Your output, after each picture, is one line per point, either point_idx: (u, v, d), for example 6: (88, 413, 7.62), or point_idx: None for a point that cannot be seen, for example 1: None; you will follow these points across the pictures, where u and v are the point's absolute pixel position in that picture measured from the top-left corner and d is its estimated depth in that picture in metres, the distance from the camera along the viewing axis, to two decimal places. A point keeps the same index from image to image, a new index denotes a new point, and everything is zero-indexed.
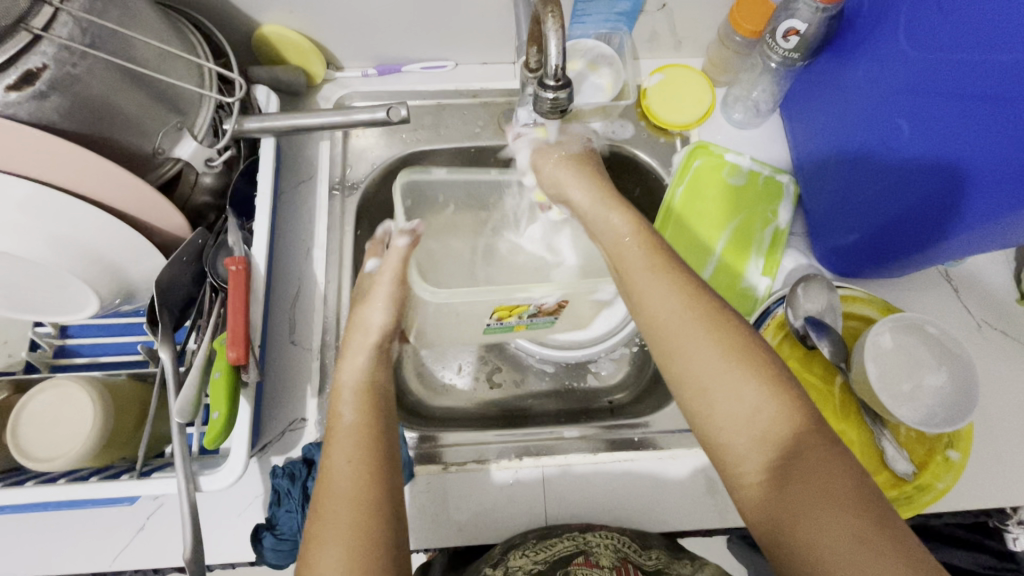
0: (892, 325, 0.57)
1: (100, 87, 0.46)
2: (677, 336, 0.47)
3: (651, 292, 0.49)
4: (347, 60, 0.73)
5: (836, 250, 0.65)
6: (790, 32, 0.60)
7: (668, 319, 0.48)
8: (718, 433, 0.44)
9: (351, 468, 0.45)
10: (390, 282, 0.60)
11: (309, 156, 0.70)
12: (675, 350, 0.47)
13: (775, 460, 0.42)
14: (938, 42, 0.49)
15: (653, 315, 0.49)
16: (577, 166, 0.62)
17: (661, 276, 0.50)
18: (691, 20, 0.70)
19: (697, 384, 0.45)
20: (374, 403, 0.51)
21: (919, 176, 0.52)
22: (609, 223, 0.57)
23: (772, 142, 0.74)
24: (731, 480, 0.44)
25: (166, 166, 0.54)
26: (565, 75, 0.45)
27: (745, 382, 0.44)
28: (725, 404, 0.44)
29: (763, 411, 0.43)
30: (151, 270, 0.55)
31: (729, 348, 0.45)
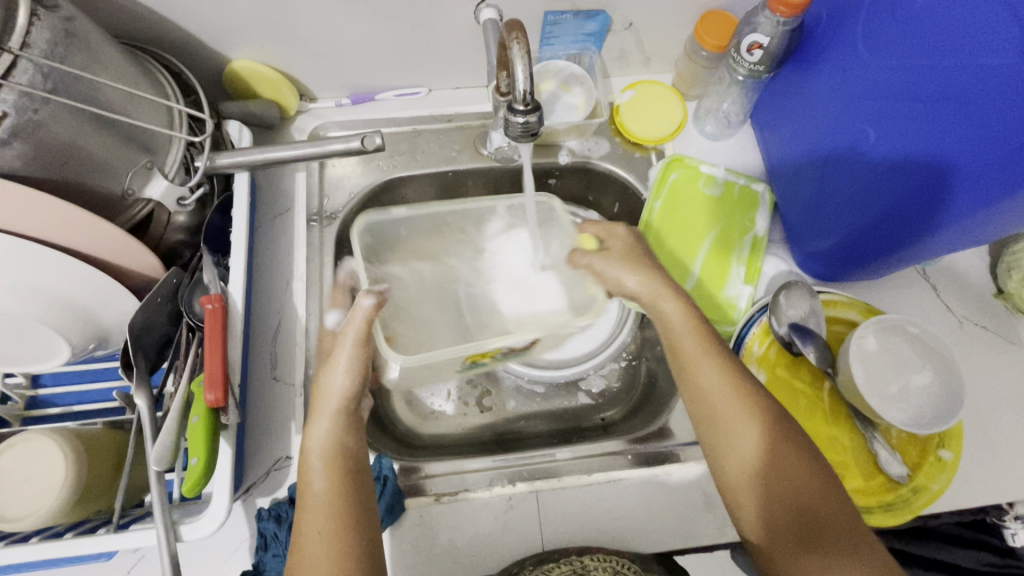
0: (876, 326, 0.58)
1: (64, 131, 0.45)
2: (721, 408, 0.49)
3: (700, 369, 0.51)
4: (320, 91, 0.73)
5: (814, 255, 0.66)
6: (754, 45, 0.61)
7: (714, 393, 0.50)
8: (748, 514, 0.47)
9: (320, 543, 0.44)
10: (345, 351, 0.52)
11: (285, 187, 0.69)
12: (716, 421, 0.49)
13: (807, 531, 0.45)
14: (893, 50, 0.50)
15: (699, 390, 0.51)
16: (629, 251, 0.61)
17: (710, 354, 0.51)
18: (658, 38, 0.71)
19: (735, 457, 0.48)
20: (345, 471, 0.48)
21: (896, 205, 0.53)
22: (658, 308, 0.56)
23: (745, 151, 0.75)
24: (753, 541, 0.47)
25: (137, 207, 0.53)
26: (534, 100, 0.45)
27: (786, 461, 0.46)
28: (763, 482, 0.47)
29: (795, 483, 0.46)
30: (125, 312, 0.54)
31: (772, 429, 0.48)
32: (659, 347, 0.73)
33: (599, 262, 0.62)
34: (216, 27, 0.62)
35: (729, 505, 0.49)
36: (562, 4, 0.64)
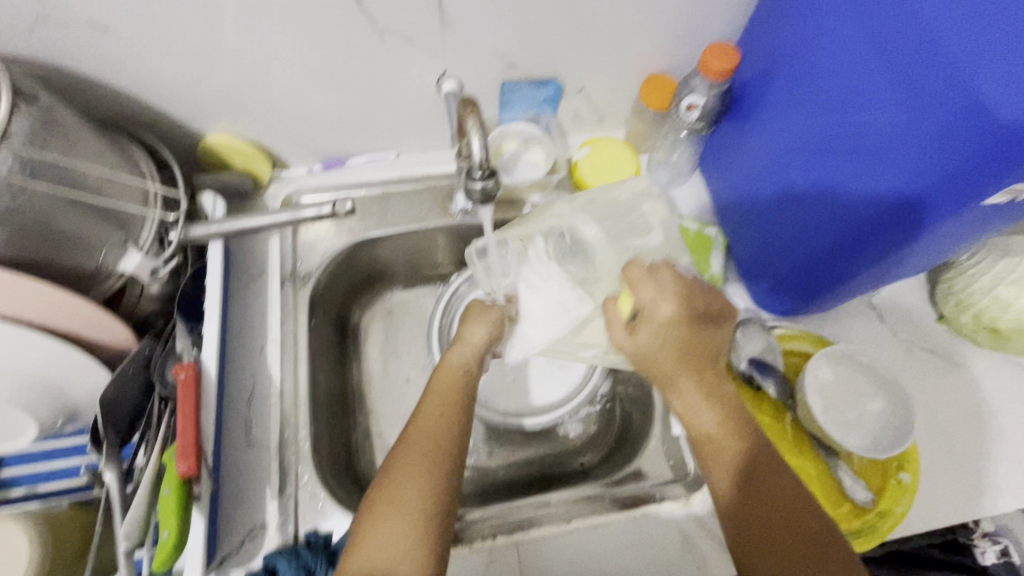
0: (828, 357, 0.61)
1: (38, 214, 0.47)
2: (737, 498, 0.52)
3: (716, 460, 0.55)
4: (292, 160, 0.77)
5: (770, 291, 0.70)
6: (691, 106, 0.67)
7: (726, 481, 0.54)
8: None
9: (431, 416, 0.57)
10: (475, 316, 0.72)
11: (259, 252, 0.71)
12: (734, 508, 0.52)
13: None
14: (815, 103, 0.55)
15: (718, 482, 0.54)
16: (660, 329, 0.59)
17: (727, 443, 0.55)
18: (608, 100, 0.78)
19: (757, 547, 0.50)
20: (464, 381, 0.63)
21: (838, 246, 0.57)
22: (680, 401, 0.59)
23: (696, 198, 0.80)
24: None
25: (113, 279, 0.55)
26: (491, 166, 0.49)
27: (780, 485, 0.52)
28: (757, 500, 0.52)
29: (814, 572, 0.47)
30: (95, 385, 0.54)
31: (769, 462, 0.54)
32: (631, 389, 0.75)
33: (622, 334, 0.62)
34: (191, 106, 0.65)
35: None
36: (517, 74, 0.70)
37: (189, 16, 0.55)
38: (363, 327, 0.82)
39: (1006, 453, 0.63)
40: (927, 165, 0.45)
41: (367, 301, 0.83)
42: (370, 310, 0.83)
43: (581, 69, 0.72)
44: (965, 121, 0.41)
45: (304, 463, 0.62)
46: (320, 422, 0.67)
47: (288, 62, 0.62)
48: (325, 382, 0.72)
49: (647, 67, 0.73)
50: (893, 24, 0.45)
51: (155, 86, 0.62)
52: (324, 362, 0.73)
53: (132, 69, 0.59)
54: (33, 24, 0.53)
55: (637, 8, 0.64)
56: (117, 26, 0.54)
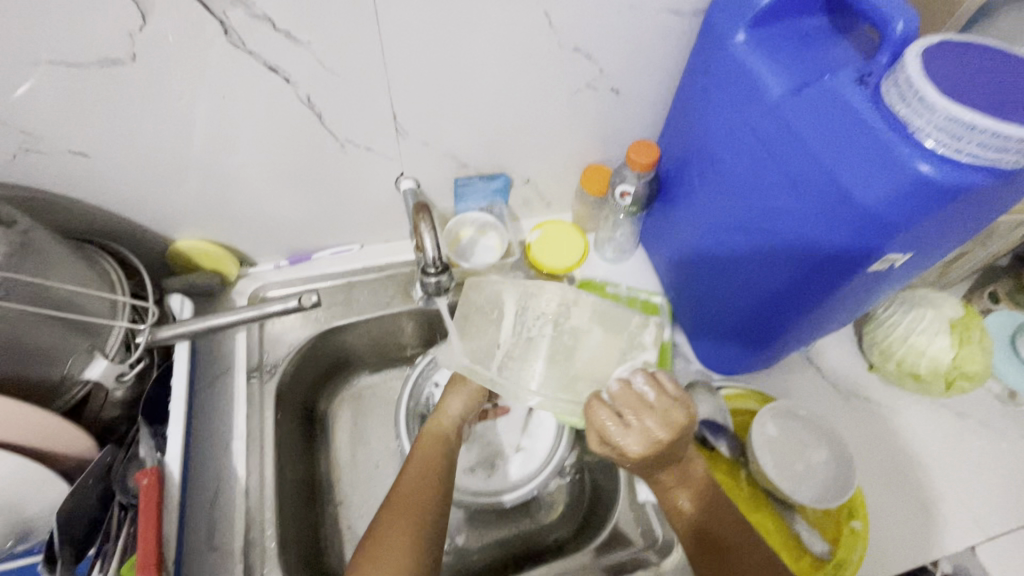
0: (772, 413, 0.65)
1: (12, 331, 0.50)
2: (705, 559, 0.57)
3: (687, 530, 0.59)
4: (260, 257, 0.81)
5: (714, 351, 0.76)
6: (624, 193, 0.76)
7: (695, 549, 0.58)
8: None
9: (414, 472, 0.62)
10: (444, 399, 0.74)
11: (226, 349, 0.73)
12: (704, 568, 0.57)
13: None
14: (723, 189, 0.63)
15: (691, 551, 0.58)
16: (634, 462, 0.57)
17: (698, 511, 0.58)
18: (553, 188, 0.86)
19: None
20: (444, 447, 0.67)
21: (767, 306, 0.64)
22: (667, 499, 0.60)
23: (641, 271, 0.87)
24: None
25: (75, 388, 0.55)
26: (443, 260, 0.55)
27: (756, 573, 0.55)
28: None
29: None
30: (52, 499, 0.53)
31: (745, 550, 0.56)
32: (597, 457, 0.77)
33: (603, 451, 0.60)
34: (163, 215, 0.69)
35: None
36: (469, 171, 0.78)
37: (166, 139, 0.61)
38: (331, 415, 0.83)
39: (944, 491, 0.68)
40: (822, 238, 0.52)
41: (334, 388, 0.84)
42: (337, 397, 0.85)
43: (527, 164, 0.80)
44: (840, 204, 0.49)
45: (269, 565, 0.60)
46: (286, 519, 0.66)
47: (258, 172, 0.68)
48: (291, 475, 0.71)
49: (585, 160, 0.82)
50: (769, 130, 0.54)
51: (130, 199, 0.66)
52: (291, 454, 0.73)
53: (109, 186, 0.64)
54: (16, 153, 0.57)
55: (570, 113, 0.73)
56: (97, 150, 0.59)
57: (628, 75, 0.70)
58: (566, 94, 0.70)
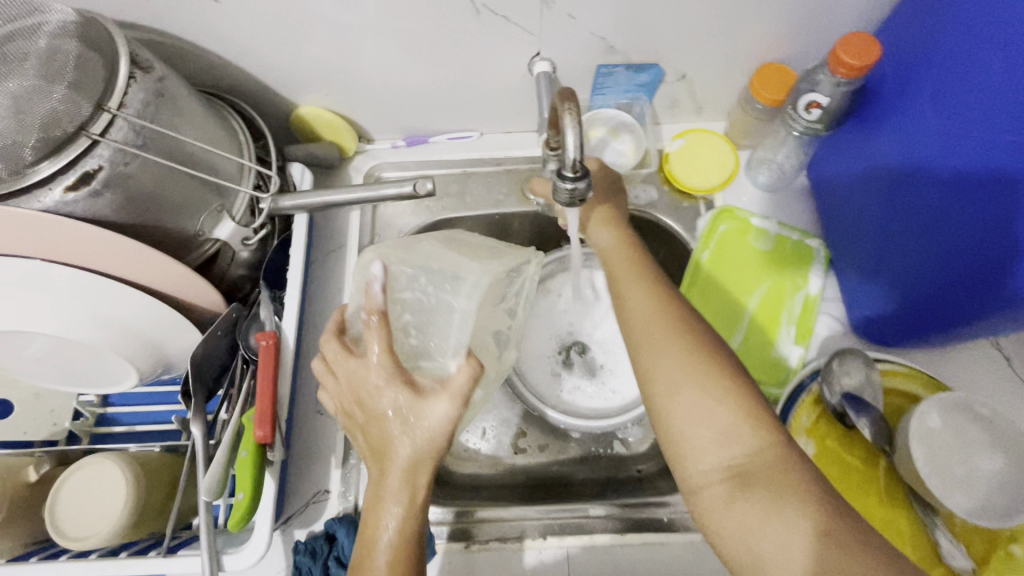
0: (940, 403, 0.53)
1: (148, 180, 0.49)
2: (650, 343, 0.49)
3: (637, 305, 0.51)
4: (376, 133, 0.77)
5: (872, 320, 0.63)
6: (812, 104, 0.61)
7: (643, 330, 0.50)
8: (690, 442, 0.45)
9: None
10: (382, 348, 0.42)
11: (339, 225, 0.72)
12: (648, 355, 0.48)
13: (745, 472, 0.42)
14: (963, 118, 0.49)
15: (634, 329, 0.50)
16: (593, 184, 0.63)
17: (655, 298, 0.51)
18: (712, 88, 0.71)
19: (661, 381, 0.47)
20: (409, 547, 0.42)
21: (974, 277, 0.49)
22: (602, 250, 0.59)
23: (799, 205, 0.72)
24: (688, 469, 0.45)
25: (207, 245, 0.57)
26: (584, 166, 0.44)
27: (712, 390, 0.45)
28: (685, 408, 0.45)
29: (720, 410, 0.44)
30: (187, 344, 0.57)
31: (694, 362, 0.46)
32: None
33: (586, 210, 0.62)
34: (288, 76, 0.66)
35: (669, 442, 0.46)
36: (615, 57, 0.65)
37: None
38: None
39: None
40: None
41: None
42: None
43: (687, 54, 0.65)
44: None
45: None
46: None
47: (382, 34, 0.61)
48: None
49: (762, 55, 0.65)
50: None
51: (256, 55, 0.63)
52: None
53: (237, 38, 0.60)
54: None
55: None
56: None
57: None
58: None
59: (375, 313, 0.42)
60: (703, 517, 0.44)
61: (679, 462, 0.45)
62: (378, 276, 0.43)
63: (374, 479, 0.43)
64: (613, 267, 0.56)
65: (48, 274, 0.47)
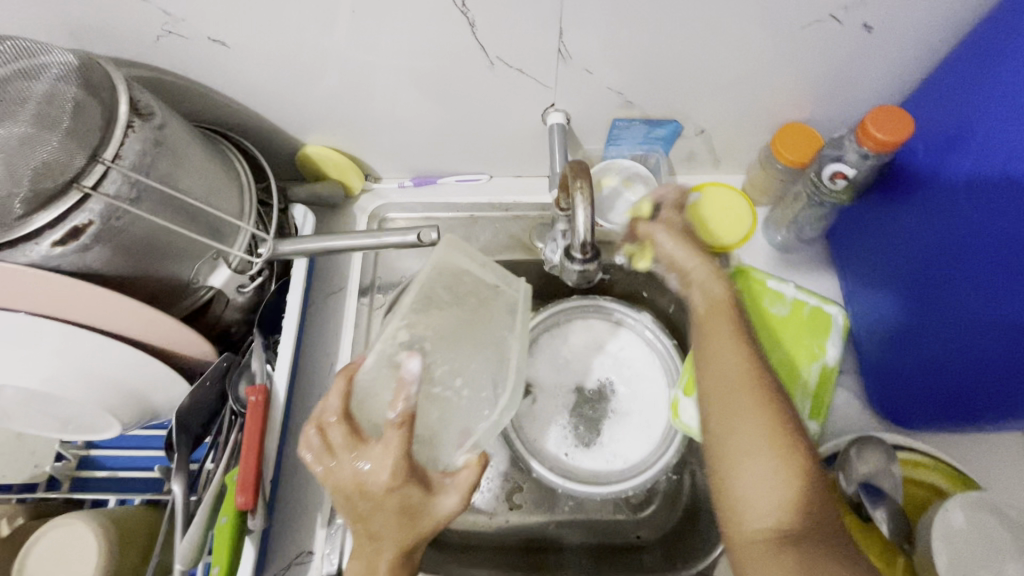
0: (967, 502, 0.50)
1: (141, 231, 0.47)
2: (730, 391, 0.48)
3: (723, 350, 0.51)
4: (384, 172, 0.75)
5: (893, 398, 0.60)
6: (836, 175, 0.57)
7: (727, 377, 0.49)
8: (750, 500, 0.44)
9: None
10: (403, 450, 0.42)
11: (341, 267, 0.70)
12: (724, 403, 0.48)
13: (796, 542, 0.41)
14: (991, 207, 0.46)
15: (716, 373, 0.50)
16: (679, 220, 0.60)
17: (742, 346, 0.51)
18: (731, 143, 0.68)
19: (730, 436, 0.46)
20: None
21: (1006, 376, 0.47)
22: (700, 286, 0.56)
23: (816, 268, 0.69)
24: (742, 525, 0.44)
25: (201, 292, 0.55)
26: (594, 246, 0.42)
27: (782, 461, 0.44)
28: (751, 470, 0.44)
29: (792, 479, 0.43)
30: (174, 394, 0.55)
31: (770, 430, 0.45)
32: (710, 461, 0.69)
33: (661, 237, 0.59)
34: (295, 116, 0.65)
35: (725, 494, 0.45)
36: (632, 111, 0.63)
37: (303, 33, 0.53)
38: None
39: None
40: None
41: None
42: None
43: (707, 111, 0.63)
44: None
45: None
46: None
47: (392, 80, 0.59)
48: None
49: (784, 114, 0.63)
50: None
51: (263, 95, 0.61)
52: None
53: (244, 79, 0.59)
54: (159, 35, 0.53)
55: (787, 50, 0.55)
56: (235, 39, 0.54)
57: (896, 4, 0.49)
58: (801, 21, 0.51)
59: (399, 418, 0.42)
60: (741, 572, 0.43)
61: (732, 516, 0.45)
62: (413, 376, 0.43)
63: (366, 559, 0.45)
64: (704, 314, 0.54)
65: (33, 327, 0.45)
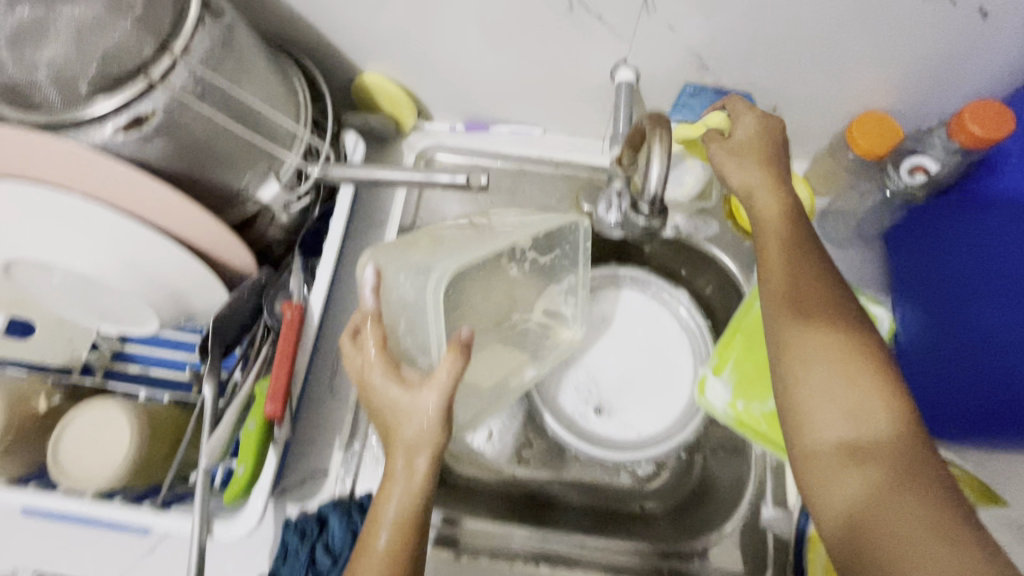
0: (988, 516, 0.48)
1: (200, 131, 0.47)
2: (794, 309, 0.46)
3: (781, 265, 0.49)
4: (437, 112, 0.74)
5: (929, 409, 0.58)
6: (917, 168, 0.56)
7: (790, 295, 0.47)
8: (810, 419, 0.43)
9: None
10: (375, 347, 0.47)
11: (383, 202, 0.70)
12: (788, 324, 0.46)
13: (866, 452, 0.40)
14: None
15: (777, 292, 0.48)
16: (750, 142, 0.54)
17: (803, 262, 0.48)
18: (801, 126, 0.65)
19: (797, 353, 0.45)
20: (410, 535, 0.44)
21: None
22: (755, 202, 0.52)
23: (867, 267, 0.67)
24: (806, 442, 0.43)
25: (248, 205, 0.55)
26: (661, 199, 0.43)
27: (847, 377, 0.42)
28: (816, 387, 0.43)
29: (860, 396, 0.42)
30: (212, 300, 0.55)
31: (838, 357, 0.43)
32: (726, 444, 0.69)
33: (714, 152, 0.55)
34: (358, 41, 0.63)
35: (786, 414, 0.45)
36: (706, 77, 0.60)
37: None
38: None
39: None
40: None
41: None
42: None
43: (785, 87, 0.60)
44: None
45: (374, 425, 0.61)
46: None
47: (462, 11, 0.57)
48: None
49: (865, 101, 0.60)
50: None
51: (328, 11, 0.59)
52: None
53: None
54: None
55: (888, 28, 0.51)
56: None
57: None
58: None
59: (370, 316, 0.49)
60: (809, 490, 0.42)
61: (792, 434, 0.44)
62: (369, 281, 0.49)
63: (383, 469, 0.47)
64: (764, 231, 0.51)
65: (88, 213, 0.46)
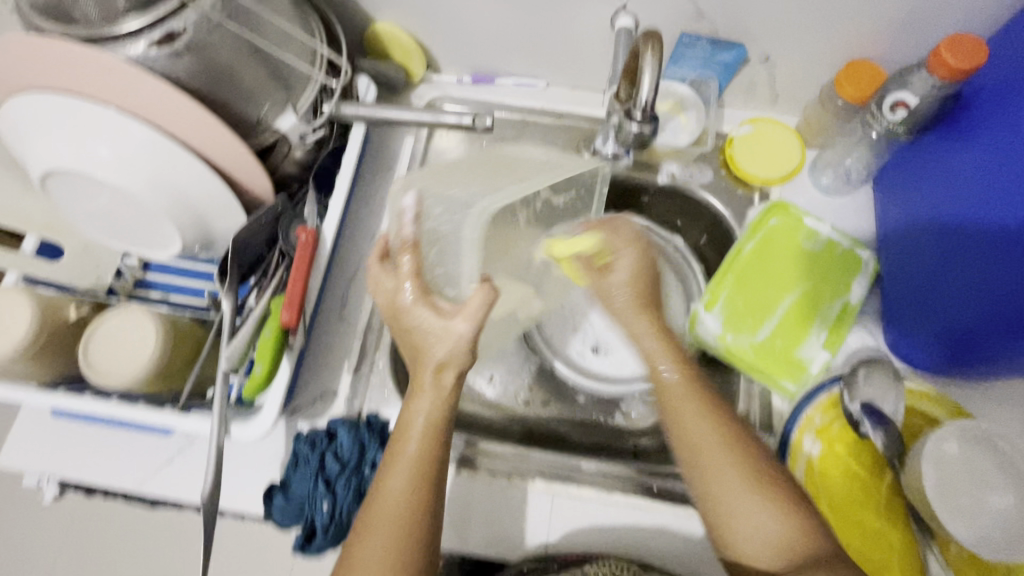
0: (961, 429, 0.51)
1: (224, 53, 0.51)
2: (710, 456, 0.49)
3: (696, 429, 0.50)
4: (445, 65, 0.77)
5: (913, 341, 0.61)
6: (898, 104, 0.60)
7: (707, 455, 0.49)
8: (748, 557, 0.47)
9: (393, 494, 0.46)
10: (411, 273, 0.46)
11: (392, 146, 0.73)
12: (711, 494, 0.48)
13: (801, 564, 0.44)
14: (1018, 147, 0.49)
15: (693, 447, 0.50)
16: (635, 299, 0.57)
17: (713, 425, 0.50)
18: (793, 77, 0.68)
19: (723, 511, 0.48)
20: (438, 440, 0.47)
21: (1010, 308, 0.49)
22: (657, 375, 0.54)
23: (855, 214, 0.70)
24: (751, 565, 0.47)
25: (266, 135, 0.57)
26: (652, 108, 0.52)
27: (767, 508, 0.46)
28: (747, 529, 0.46)
29: (778, 524, 0.46)
30: (232, 224, 0.59)
31: (770, 512, 0.46)
32: None
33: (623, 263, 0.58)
34: None
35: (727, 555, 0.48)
36: (701, 24, 0.63)
37: None
38: None
39: None
40: None
41: None
42: None
43: (776, 35, 0.63)
44: None
45: (381, 351, 0.64)
46: None
47: None
48: None
49: (853, 50, 0.63)
50: None
51: None
52: None
53: None
54: None
55: None
56: None
57: None
58: None
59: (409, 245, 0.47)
60: None
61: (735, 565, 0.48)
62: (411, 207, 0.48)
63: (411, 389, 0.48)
64: (674, 403, 0.52)
65: (122, 126, 0.49)
